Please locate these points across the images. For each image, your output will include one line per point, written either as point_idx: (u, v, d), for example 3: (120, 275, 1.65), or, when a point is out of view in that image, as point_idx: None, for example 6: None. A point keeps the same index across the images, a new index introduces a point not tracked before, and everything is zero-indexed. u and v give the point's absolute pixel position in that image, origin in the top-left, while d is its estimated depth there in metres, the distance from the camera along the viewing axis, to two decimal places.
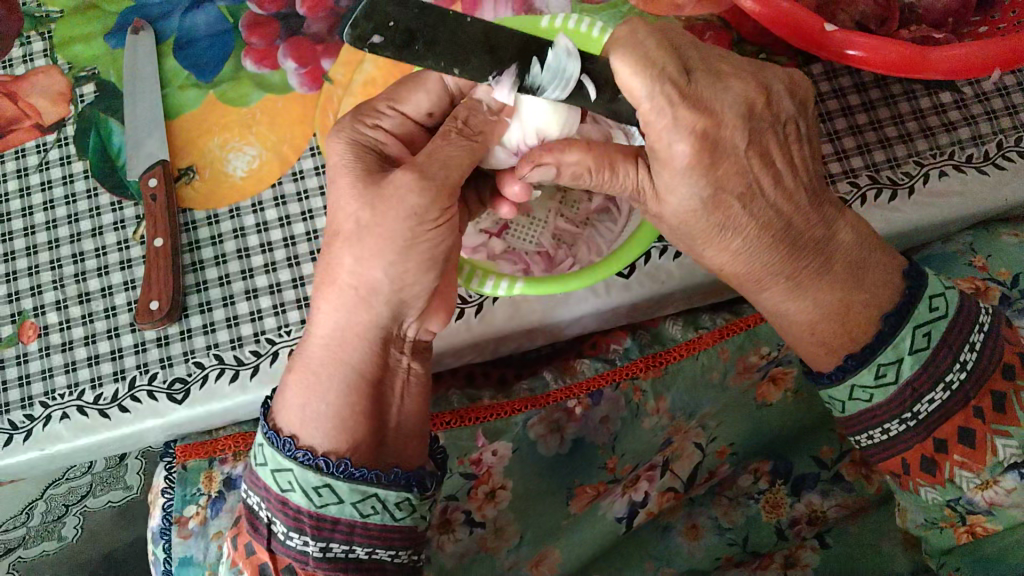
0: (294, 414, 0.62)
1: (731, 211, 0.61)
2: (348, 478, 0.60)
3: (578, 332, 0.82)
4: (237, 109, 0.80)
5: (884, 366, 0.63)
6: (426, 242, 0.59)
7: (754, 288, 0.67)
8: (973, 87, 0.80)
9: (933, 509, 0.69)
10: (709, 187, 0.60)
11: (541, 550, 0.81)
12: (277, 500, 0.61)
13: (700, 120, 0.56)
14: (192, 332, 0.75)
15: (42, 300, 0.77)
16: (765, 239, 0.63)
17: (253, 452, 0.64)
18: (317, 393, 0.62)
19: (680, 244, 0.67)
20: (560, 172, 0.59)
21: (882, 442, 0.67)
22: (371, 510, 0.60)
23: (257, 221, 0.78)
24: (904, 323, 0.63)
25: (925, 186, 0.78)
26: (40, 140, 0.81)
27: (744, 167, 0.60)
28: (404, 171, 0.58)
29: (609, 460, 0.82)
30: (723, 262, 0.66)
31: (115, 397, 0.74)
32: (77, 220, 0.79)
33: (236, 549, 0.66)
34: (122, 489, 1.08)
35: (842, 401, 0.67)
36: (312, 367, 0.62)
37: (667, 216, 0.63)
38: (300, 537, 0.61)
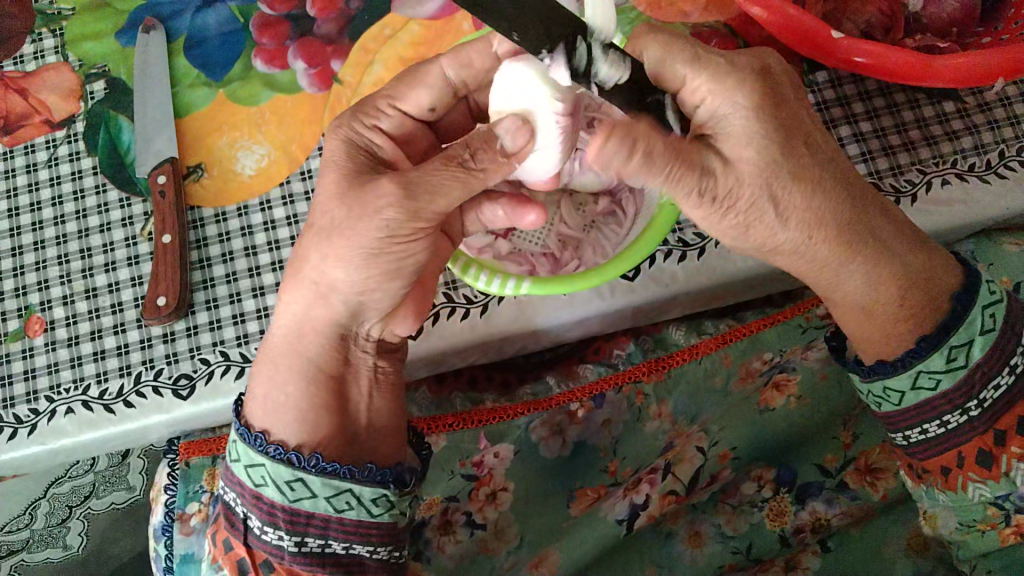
0: (258, 404, 0.64)
1: (816, 176, 0.57)
2: (320, 472, 0.61)
3: (581, 335, 0.82)
4: (246, 108, 0.81)
5: (955, 349, 0.62)
6: (397, 254, 0.58)
7: (835, 266, 0.62)
8: (976, 96, 0.81)
9: (975, 510, 0.70)
10: (785, 131, 0.55)
11: (540, 552, 0.81)
12: (251, 495, 0.62)
13: (756, 61, 0.55)
14: (198, 328, 0.76)
15: (48, 295, 0.77)
16: (843, 195, 0.59)
17: (228, 450, 0.65)
18: (278, 382, 0.63)
19: (751, 228, 0.58)
20: (636, 146, 0.51)
21: (935, 437, 0.66)
22: (345, 506, 0.61)
23: (265, 219, 0.79)
24: (974, 302, 0.63)
25: (928, 194, 0.79)
26: (50, 137, 0.82)
27: (803, 113, 0.57)
28: (386, 178, 0.56)
29: (610, 464, 0.83)
30: (808, 234, 0.59)
31: (121, 392, 0.74)
32: (85, 217, 0.79)
33: (215, 547, 0.67)
34: (125, 490, 1.08)
35: (901, 392, 0.65)
36: (271, 357, 0.64)
37: (746, 186, 0.55)
38: (275, 532, 0.62)
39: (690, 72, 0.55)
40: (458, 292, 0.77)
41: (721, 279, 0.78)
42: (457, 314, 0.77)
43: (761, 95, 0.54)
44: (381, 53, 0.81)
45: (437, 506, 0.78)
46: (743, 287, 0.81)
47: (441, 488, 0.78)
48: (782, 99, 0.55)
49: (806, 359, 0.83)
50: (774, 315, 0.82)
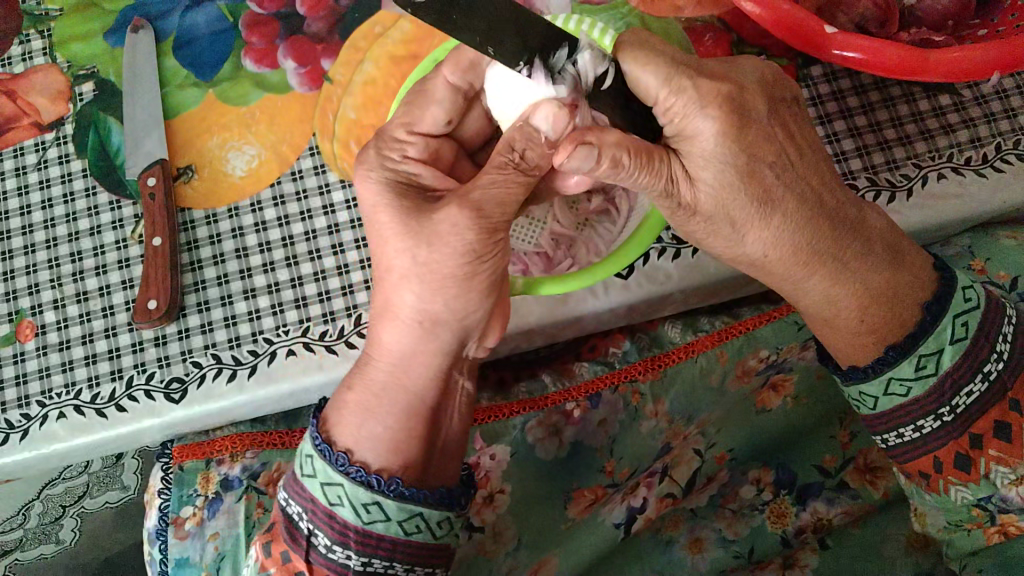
0: (349, 430, 0.62)
1: (771, 197, 0.59)
2: (398, 497, 0.59)
3: (575, 334, 0.81)
4: (236, 108, 0.80)
5: (924, 358, 0.63)
6: (488, 269, 0.59)
7: (796, 279, 0.64)
8: (971, 90, 0.81)
9: (962, 511, 0.69)
10: (743, 155, 0.57)
11: (539, 557, 0.80)
12: (323, 514, 0.60)
13: (723, 87, 0.57)
14: (189, 331, 0.75)
15: (39, 299, 0.77)
16: (804, 215, 0.61)
17: (297, 462, 0.63)
18: (375, 414, 0.62)
19: (715, 238, 0.63)
20: (604, 150, 0.54)
21: (912, 441, 0.66)
22: (415, 529, 0.60)
23: (256, 220, 0.78)
24: (944, 313, 0.63)
25: (924, 189, 0.78)
26: (39, 139, 0.81)
27: (771, 136, 0.59)
28: (452, 205, 0.57)
29: (607, 464, 0.81)
30: (766, 249, 0.62)
31: (112, 396, 0.74)
32: (75, 220, 0.79)
33: (268, 555, 0.65)
34: (119, 490, 1.09)
35: (876, 398, 0.66)
36: (373, 389, 0.63)
37: (705, 204, 0.59)
38: (343, 551, 0.61)
39: (665, 93, 0.57)
40: None
41: (716, 278, 0.77)
42: None
43: (722, 115, 0.56)
44: (372, 51, 0.80)
45: None
46: (738, 284, 0.81)
47: None
48: (747, 118, 0.57)
49: (803, 358, 0.83)
50: (770, 312, 0.81)
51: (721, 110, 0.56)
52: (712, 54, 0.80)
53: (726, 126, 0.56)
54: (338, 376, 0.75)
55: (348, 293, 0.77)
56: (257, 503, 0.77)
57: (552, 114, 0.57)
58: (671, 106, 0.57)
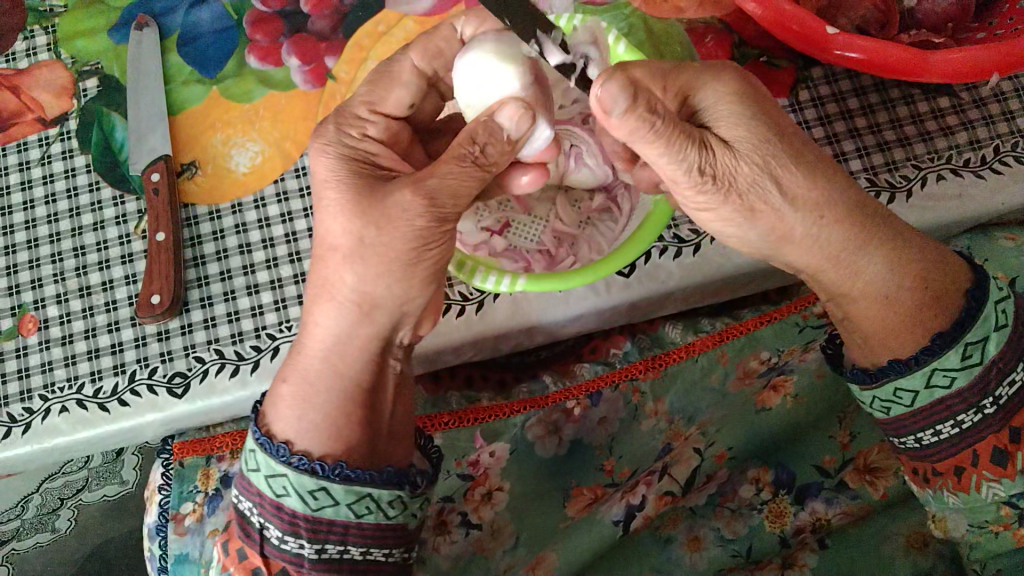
0: (290, 423, 0.62)
1: (811, 158, 0.61)
2: (344, 480, 0.59)
3: (578, 331, 0.81)
4: (240, 105, 0.81)
5: (971, 346, 0.63)
6: (427, 262, 0.60)
7: (847, 255, 0.63)
8: (971, 92, 0.81)
9: (989, 509, 0.70)
10: (769, 111, 0.60)
11: (537, 555, 0.81)
12: (271, 505, 0.60)
13: (740, 66, 0.61)
14: (192, 327, 0.75)
15: (42, 293, 0.77)
16: (843, 183, 0.62)
17: (244, 459, 0.64)
18: (313, 405, 0.62)
19: (762, 213, 0.61)
20: (638, 92, 0.53)
21: (949, 437, 0.66)
22: (365, 511, 0.60)
23: (259, 216, 0.79)
24: (987, 297, 0.64)
25: (923, 190, 0.79)
26: (42, 135, 0.81)
27: (792, 110, 0.62)
28: (405, 191, 0.57)
29: (606, 463, 0.82)
30: (815, 214, 0.61)
31: (115, 391, 0.74)
32: (78, 215, 0.79)
33: (227, 555, 0.66)
34: (117, 484, 1.09)
35: (915, 392, 0.64)
36: (307, 377, 0.62)
37: (747, 164, 0.59)
38: (295, 541, 0.61)
39: (674, 78, 0.59)
40: (454, 288, 0.77)
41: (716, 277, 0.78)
42: (454, 311, 0.77)
43: (743, 78, 0.60)
44: (375, 48, 0.80)
45: (434, 505, 0.77)
46: (740, 284, 0.81)
47: (437, 489, 0.77)
48: (765, 94, 0.61)
49: (804, 361, 0.83)
50: (771, 313, 0.81)
51: (742, 74, 0.60)
52: (714, 55, 0.81)
53: (740, 97, 0.59)
54: None
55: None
56: None
57: (515, 113, 0.57)
58: (687, 91, 0.60)
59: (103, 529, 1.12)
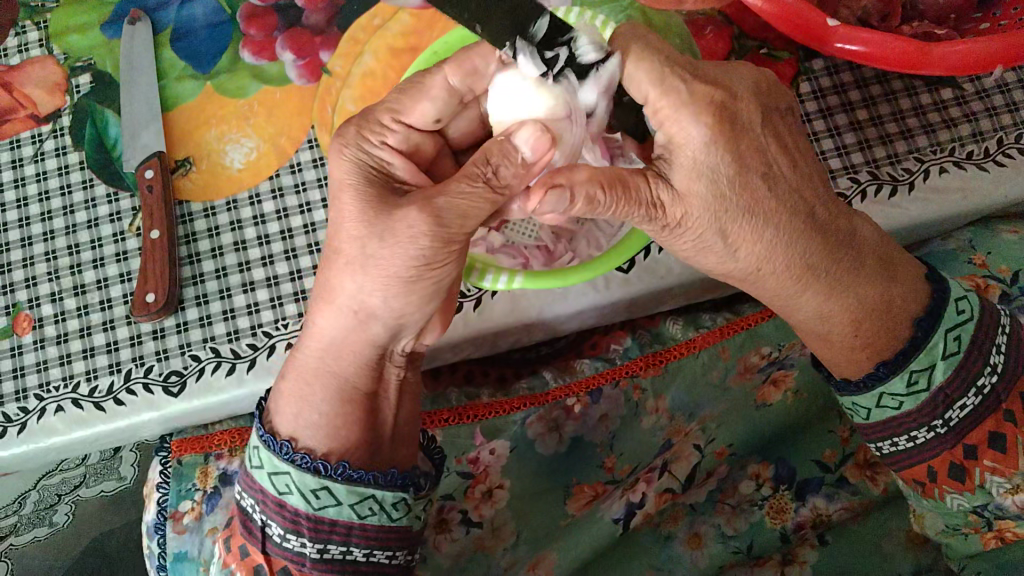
0: (289, 419, 0.63)
1: (763, 209, 0.58)
2: (346, 480, 0.60)
3: (577, 327, 0.81)
4: (234, 101, 0.80)
5: (916, 374, 0.62)
6: (429, 280, 0.58)
7: (791, 293, 0.63)
8: (973, 83, 0.80)
9: (958, 516, 0.69)
10: (732, 163, 0.56)
11: (537, 554, 0.80)
12: (273, 503, 0.61)
13: (716, 93, 0.56)
14: (188, 325, 0.75)
15: (37, 292, 0.76)
16: (799, 229, 0.60)
17: (247, 456, 0.64)
18: (310, 403, 0.63)
19: (706, 253, 0.61)
20: (576, 189, 0.52)
21: (904, 450, 0.66)
22: (368, 512, 0.60)
23: (255, 213, 0.78)
24: (936, 327, 0.62)
25: (926, 182, 0.78)
26: (36, 131, 0.80)
27: (762, 147, 0.58)
28: (413, 207, 0.55)
29: (607, 460, 0.81)
30: (759, 262, 0.61)
31: (111, 389, 0.73)
32: (72, 212, 0.78)
33: (229, 551, 0.67)
34: (115, 480, 1.09)
35: (868, 409, 0.66)
36: (306, 375, 0.63)
37: (695, 217, 0.58)
38: (297, 539, 0.61)
39: (656, 95, 0.56)
40: None
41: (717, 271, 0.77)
42: None
43: (712, 121, 0.56)
44: (371, 42, 0.79)
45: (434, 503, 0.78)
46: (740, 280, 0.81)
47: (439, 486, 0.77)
48: (735, 127, 0.56)
49: (804, 355, 0.82)
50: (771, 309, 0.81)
51: (712, 115, 0.56)
52: (714, 47, 0.80)
53: (712, 136, 0.56)
54: None
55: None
56: None
57: (534, 138, 0.56)
58: (661, 107, 0.56)
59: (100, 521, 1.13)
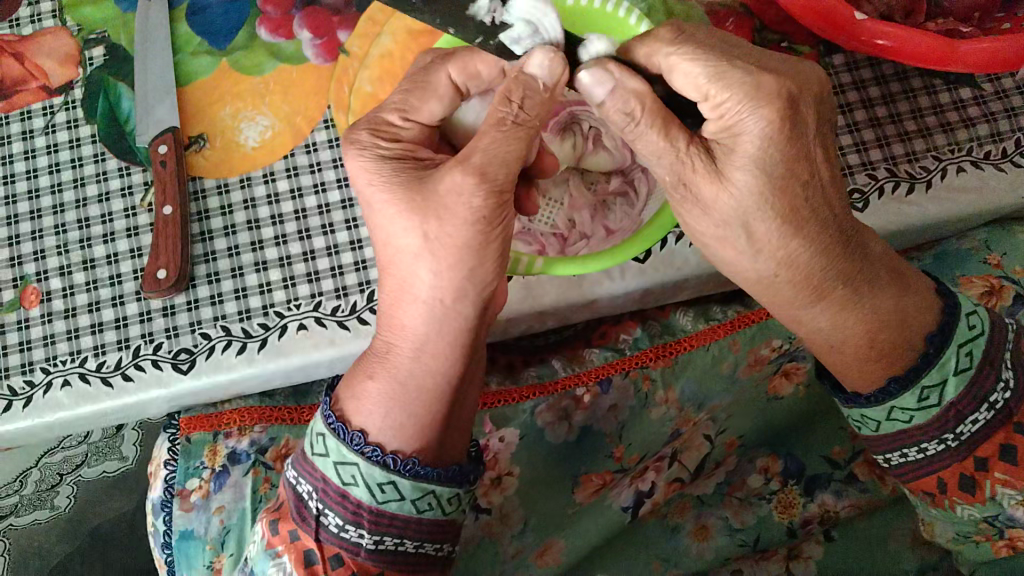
0: (370, 415, 0.60)
1: (795, 215, 0.57)
2: (413, 476, 0.58)
3: (608, 309, 0.79)
4: (250, 77, 0.79)
5: (927, 389, 0.61)
6: (498, 239, 0.56)
7: (802, 305, 0.62)
8: (993, 84, 0.80)
9: (967, 524, 0.68)
10: (782, 166, 0.55)
11: (545, 541, 0.81)
12: (335, 493, 0.58)
13: (784, 85, 0.54)
14: (199, 302, 0.74)
15: (45, 265, 0.76)
16: (823, 238, 0.59)
17: (308, 442, 0.61)
18: (400, 402, 0.60)
19: (722, 244, 0.60)
20: (620, 87, 0.55)
21: (915, 460, 0.65)
22: (426, 506, 0.59)
23: (269, 192, 0.77)
24: (948, 343, 0.61)
25: (943, 181, 0.78)
26: (47, 103, 0.79)
27: (809, 153, 0.57)
28: (455, 170, 0.54)
29: (616, 450, 0.81)
30: (776, 269, 0.60)
31: (118, 365, 0.72)
32: (83, 185, 0.77)
33: (275, 534, 0.62)
34: (118, 460, 1.09)
35: (878, 420, 0.64)
36: (400, 377, 0.60)
37: (724, 205, 0.57)
38: (356, 530, 0.59)
39: (712, 88, 0.54)
40: None
41: None
42: None
43: (774, 114, 0.53)
44: (389, 23, 0.78)
45: None
46: None
47: None
48: (797, 130, 0.55)
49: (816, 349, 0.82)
50: None
51: (775, 107, 0.53)
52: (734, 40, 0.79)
53: (768, 138, 0.54)
54: (348, 352, 0.74)
55: (344, 273, 0.75)
56: (264, 478, 0.76)
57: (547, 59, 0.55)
58: (721, 102, 0.54)
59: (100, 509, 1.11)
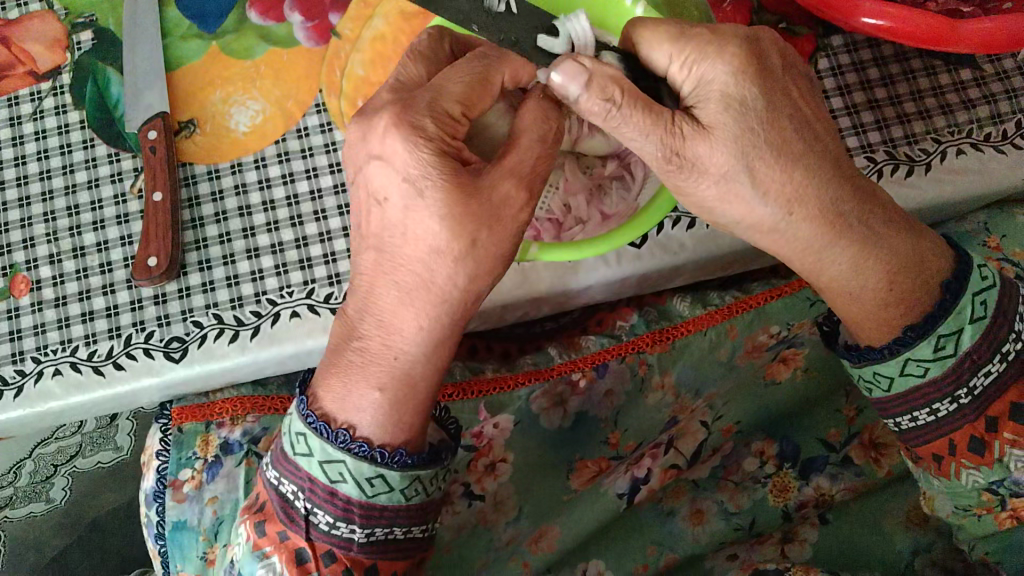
0: (378, 422, 0.58)
1: (793, 150, 0.56)
2: (401, 466, 0.58)
3: (588, 300, 0.79)
4: (240, 62, 0.78)
5: (944, 339, 0.60)
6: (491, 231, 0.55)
7: (817, 249, 0.60)
8: (993, 65, 0.79)
9: (970, 495, 0.67)
10: (760, 99, 0.54)
11: (540, 526, 0.80)
12: (324, 491, 0.58)
13: (740, 32, 0.54)
14: (190, 290, 0.73)
15: (35, 253, 0.75)
16: (829, 175, 0.57)
17: (287, 441, 0.60)
18: (413, 403, 0.59)
19: (723, 197, 0.57)
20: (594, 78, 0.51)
21: (927, 423, 0.64)
22: (414, 493, 0.59)
23: (260, 177, 0.76)
24: (965, 290, 0.60)
25: (942, 163, 0.77)
26: (35, 88, 0.78)
27: (788, 89, 0.56)
28: (508, 184, 0.53)
29: (611, 435, 0.81)
30: (787, 209, 0.57)
31: (110, 354, 0.72)
32: (72, 172, 0.76)
33: (263, 535, 0.62)
34: (112, 450, 1.09)
35: (891, 377, 0.63)
36: (410, 380, 0.59)
37: (717, 152, 0.54)
38: (347, 526, 0.59)
39: (676, 48, 0.55)
40: None
41: (730, 249, 0.76)
42: None
43: (739, 55, 0.54)
44: (381, 5, 0.77)
45: None
46: (752, 258, 0.80)
47: None
48: (765, 67, 0.55)
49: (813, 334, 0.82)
50: (782, 287, 0.79)
51: (739, 51, 0.54)
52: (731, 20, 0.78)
53: (738, 71, 0.53)
54: None
55: (336, 259, 0.74)
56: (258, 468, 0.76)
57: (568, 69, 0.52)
58: (686, 61, 0.55)
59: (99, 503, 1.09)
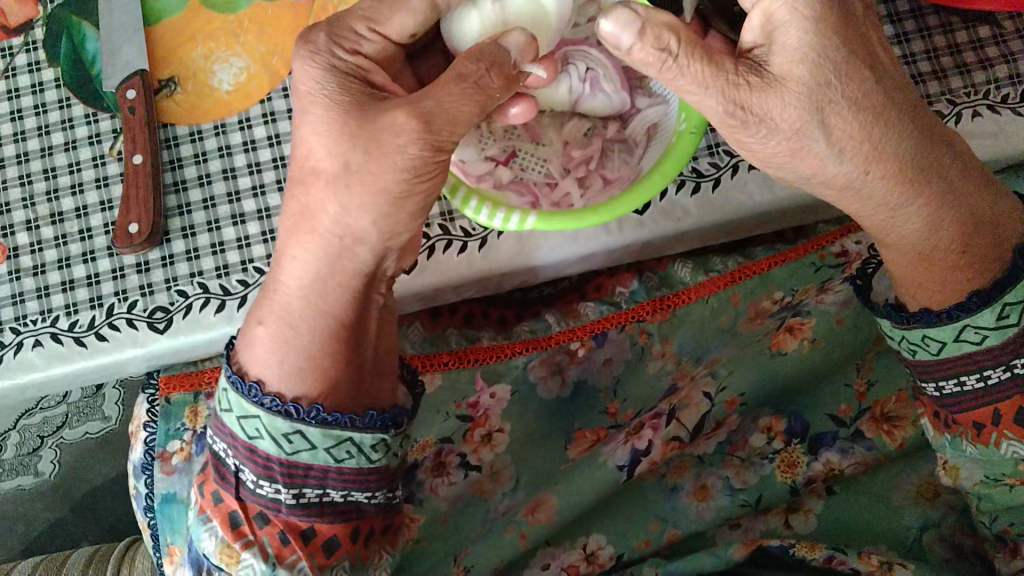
0: (267, 364, 0.57)
1: (875, 102, 0.52)
2: (320, 424, 0.55)
3: (582, 270, 0.77)
4: (222, 15, 0.74)
5: (1008, 306, 0.57)
6: (421, 194, 0.52)
7: (891, 207, 0.57)
8: (1014, 22, 0.76)
9: (1004, 465, 0.65)
10: (841, 46, 0.51)
11: (536, 497, 0.78)
12: (244, 447, 0.57)
13: None
14: (174, 258, 0.70)
15: (11, 219, 0.71)
16: (909, 132, 0.54)
17: (217, 398, 0.60)
18: (296, 347, 0.57)
19: (795, 153, 0.54)
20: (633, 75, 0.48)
21: (971, 390, 0.61)
22: (345, 455, 0.56)
23: (245, 138, 0.73)
24: None
25: (957, 126, 0.73)
26: (5, 44, 0.74)
27: (866, 33, 0.52)
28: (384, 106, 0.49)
29: (611, 406, 0.80)
30: (866, 165, 0.54)
31: (92, 324, 0.69)
32: (47, 133, 0.73)
33: (202, 498, 0.61)
34: (100, 421, 1.07)
35: (941, 343, 0.60)
36: (288, 319, 0.57)
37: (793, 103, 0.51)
38: (271, 485, 0.57)
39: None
40: (455, 223, 0.71)
41: (733, 216, 0.73)
42: (454, 247, 0.71)
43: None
44: None
45: (430, 447, 0.75)
46: (757, 224, 0.77)
47: (436, 429, 0.75)
48: (846, 12, 0.51)
49: (820, 302, 0.80)
50: (786, 252, 0.79)
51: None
52: None
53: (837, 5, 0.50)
54: None
55: None
56: None
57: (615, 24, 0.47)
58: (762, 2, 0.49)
59: (90, 475, 1.07)
